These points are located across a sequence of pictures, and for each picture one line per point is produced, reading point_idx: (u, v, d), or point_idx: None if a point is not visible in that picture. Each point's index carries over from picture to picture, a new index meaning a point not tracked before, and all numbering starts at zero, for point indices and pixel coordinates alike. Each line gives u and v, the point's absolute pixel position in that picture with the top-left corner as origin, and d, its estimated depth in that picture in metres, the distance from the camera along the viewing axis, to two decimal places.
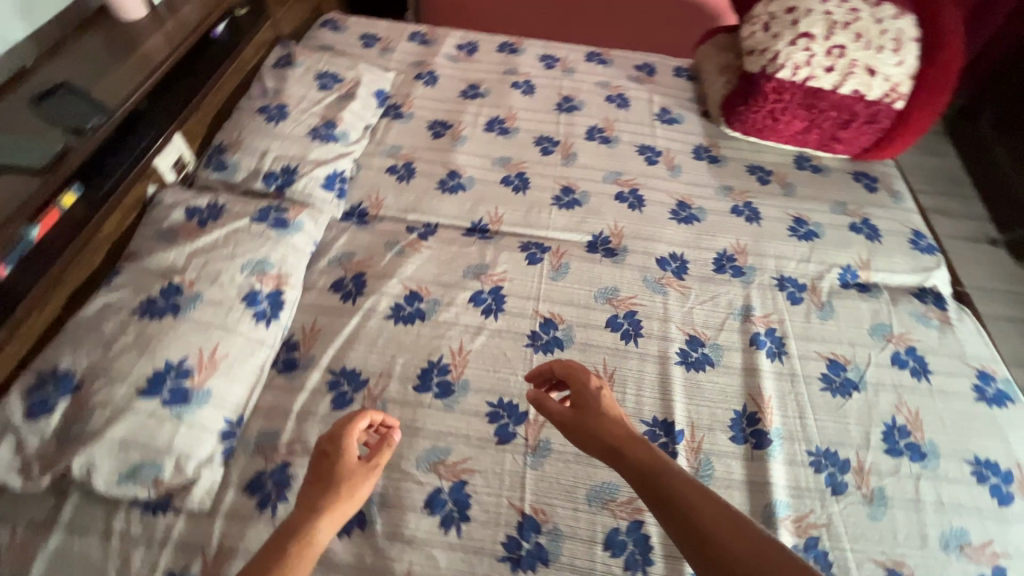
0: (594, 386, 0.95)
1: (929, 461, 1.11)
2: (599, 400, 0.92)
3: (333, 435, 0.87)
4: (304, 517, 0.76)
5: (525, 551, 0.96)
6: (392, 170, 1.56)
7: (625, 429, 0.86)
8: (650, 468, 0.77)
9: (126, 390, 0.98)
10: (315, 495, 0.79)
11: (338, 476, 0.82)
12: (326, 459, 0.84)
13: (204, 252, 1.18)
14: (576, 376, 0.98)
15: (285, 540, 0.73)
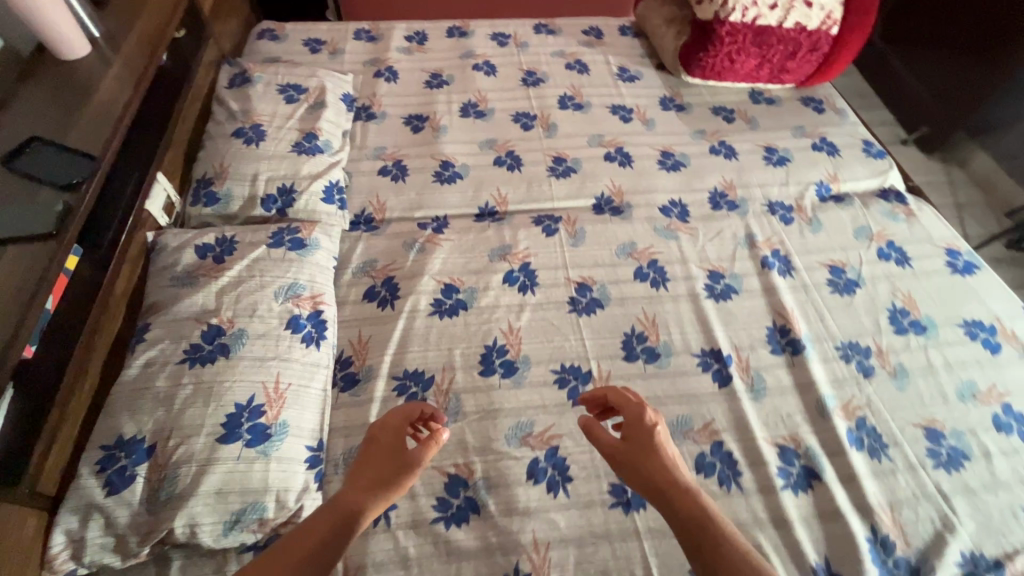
0: (651, 424, 0.89)
1: (931, 332, 1.29)
2: (657, 440, 0.87)
3: (383, 423, 0.90)
4: (348, 493, 0.79)
5: (630, 493, 1.04)
6: (384, 171, 1.54)
7: (682, 477, 0.83)
8: (704, 528, 0.76)
9: (204, 440, 0.94)
10: (361, 474, 0.82)
11: (384, 459, 0.84)
12: (374, 444, 0.87)
13: (233, 288, 1.13)
14: (633, 412, 0.91)
15: (329, 510, 0.76)
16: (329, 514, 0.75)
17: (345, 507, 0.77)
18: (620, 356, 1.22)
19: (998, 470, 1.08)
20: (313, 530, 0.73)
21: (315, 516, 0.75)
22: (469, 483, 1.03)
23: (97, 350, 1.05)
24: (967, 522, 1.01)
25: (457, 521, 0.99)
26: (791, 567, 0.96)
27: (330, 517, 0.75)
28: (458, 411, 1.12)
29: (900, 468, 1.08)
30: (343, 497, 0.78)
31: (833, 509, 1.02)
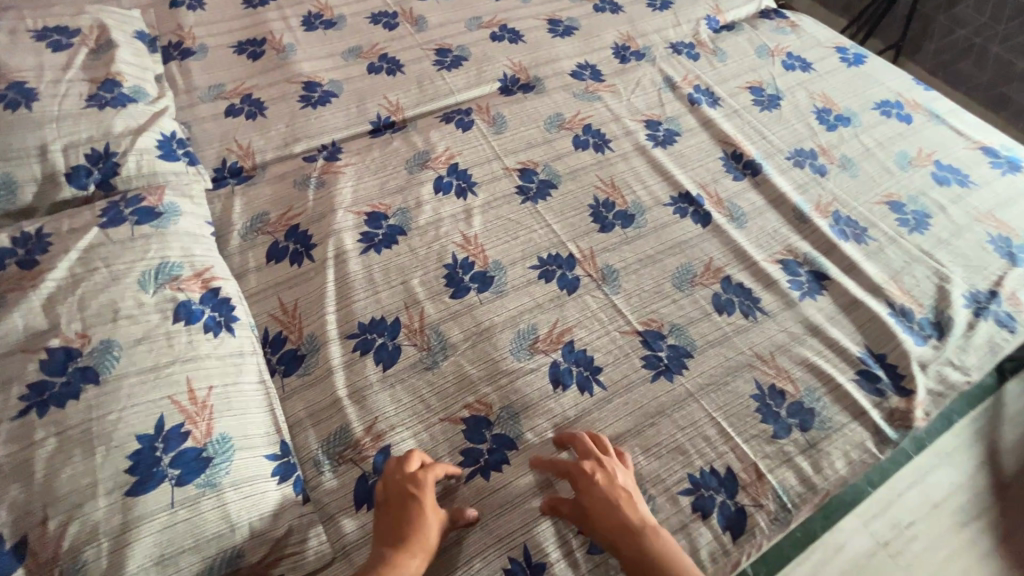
0: (592, 476, 0.75)
1: (855, 121, 1.31)
2: (604, 491, 0.74)
3: (421, 476, 0.74)
4: (398, 555, 0.67)
5: (666, 358, 0.92)
6: (234, 111, 1.19)
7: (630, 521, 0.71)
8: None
9: (107, 502, 0.62)
10: (405, 532, 0.69)
11: (428, 520, 0.71)
12: (415, 498, 0.72)
13: (70, 292, 0.77)
14: (570, 466, 0.76)
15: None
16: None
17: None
18: (595, 229, 1.07)
19: (955, 217, 1.13)
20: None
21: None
22: (491, 419, 0.86)
23: None
24: (955, 268, 1.04)
25: (496, 466, 0.81)
26: (844, 364, 0.91)
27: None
28: (445, 345, 0.92)
29: (885, 244, 1.08)
30: (395, 561, 0.67)
31: (853, 299, 0.99)
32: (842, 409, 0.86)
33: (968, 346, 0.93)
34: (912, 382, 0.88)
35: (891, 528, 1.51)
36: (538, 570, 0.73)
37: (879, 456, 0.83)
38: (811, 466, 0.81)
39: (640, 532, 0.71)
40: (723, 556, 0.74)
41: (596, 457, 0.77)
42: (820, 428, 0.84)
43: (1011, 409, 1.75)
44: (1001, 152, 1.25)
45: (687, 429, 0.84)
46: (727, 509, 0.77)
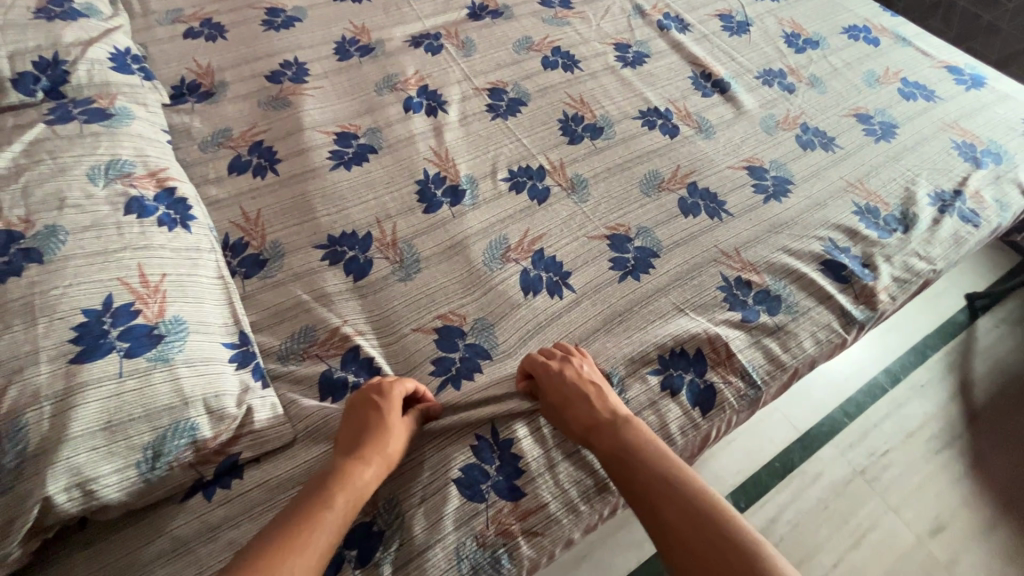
0: (561, 371, 0.71)
1: (823, 44, 1.31)
2: (572, 387, 0.70)
3: (388, 387, 0.69)
4: (352, 463, 0.62)
5: (634, 261, 0.89)
6: (192, 34, 1.15)
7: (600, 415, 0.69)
8: (640, 464, 0.63)
9: (50, 368, 0.59)
10: (363, 442, 0.64)
11: (391, 432, 0.66)
12: (376, 409, 0.67)
13: (13, 180, 0.74)
14: (538, 367, 0.73)
15: (336, 490, 0.59)
16: (338, 493, 0.59)
17: (352, 486, 0.60)
18: (565, 142, 1.05)
19: (921, 127, 1.14)
20: (326, 519, 0.56)
21: (322, 501, 0.57)
22: (464, 330, 0.80)
23: None
24: (921, 171, 1.05)
25: (467, 375, 0.76)
26: (809, 255, 0.90)
27: (339, 495, 0.59)
28: (418, 258, 0.86)
29: (853, 152, 1.08)
30: (348, 470, 0.61)
31: (820, 200, 0.99)
32: (808, 295, 0.85)
33: (933, 238, 0.94)
34: (877, 270, 0.89)
35: (867, 457, 1.52)
36: (506, 447, 0.71)
37: (845, 336, 0.83)
38: (779, 347, 0.80)
39: (610, 424, 0.68)
40: (692, 430, 0.74)
41: (565, 357, 0.74)
42: (789, 313, 0.83)
43: (982, 343, 1.78)
44: (966, 70, 1.26)
45: (670, 330, 0.80)
46: (696, 386, 0.76)
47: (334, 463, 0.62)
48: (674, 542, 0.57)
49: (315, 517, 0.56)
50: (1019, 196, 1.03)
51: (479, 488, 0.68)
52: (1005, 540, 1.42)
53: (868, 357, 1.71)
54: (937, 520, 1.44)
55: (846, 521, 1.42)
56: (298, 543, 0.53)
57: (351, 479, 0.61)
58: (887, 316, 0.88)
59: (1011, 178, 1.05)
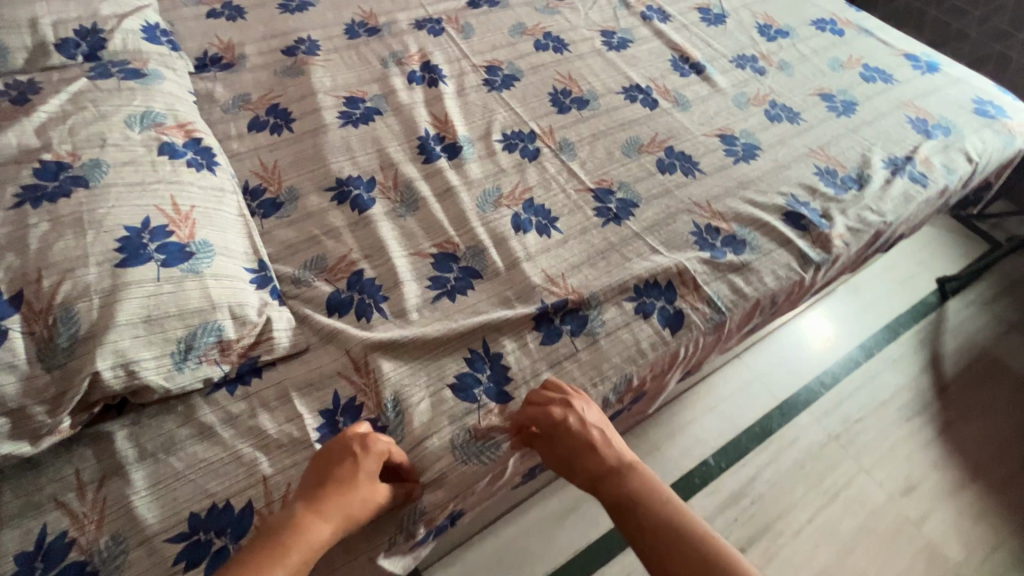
0: (560, 420, 0.71)
1: (792, 35, 1.43)
2: (577, 435, 0.71)
3: (371, 441, 0.64)
4: (311, 519, 0.57)
5: (615, 209, 0.98)
6: (215, 14, 1.25)
7: (608, 463, 0.69)
8: (654, 522, 0.62)
9: (98, 270, 0.68)
10: (329, 496, 0.59)
11: (361, 491, 0.61)
12: (353, 461, 0.62)
13: (60, 122, 0.83)
14: (539, 414, 0.72)
15: (291, 551, 0.54)
16: (290, 553, 0.54)
17: (307, 546, 0.56)
18: (554, 112, 1.16)
19: (879, 104, 1.25)
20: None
21: (274, 563, 0.53)
22: (457, 256, 0.89)
23: None
24: (877, 140, 1.16)
25: (461, 291, 0.85)
26: (771, 208, 1.00)
27: (293, 558, 0.54)
28: (417, 199, 0.95)
29: (816, 125, 1.19)
30: (305, 526, 0.56)
31: (783, 162, 1.09)
32: (770, 239, 0.95)
33: (885, 195, 1.04)
34: (832, 220, 0.99)
35: (841, 423, 1.61)
36: (496, 360, 0.80)
37: (802, 275, 0.93)
38: (742, 280, 0.90)
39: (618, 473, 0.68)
40: (662, 346, 0.83)
41: (566, 399, 0.73)
42: (751, 254, 0.93)
43: (952, 322, 1.87)
44: (922, 58, 1.38)
45: (646, 264, 0.89)
46: (666, 311, 0.85)
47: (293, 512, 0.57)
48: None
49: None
50: (965, 163, 1.14)
51: (473, 392, 0.77)
52: (971, 501, 1.50)
53: (843, 334, 1.80)
54: (907, 481, 1.52)
55: (821, 481, 1.50)
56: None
57: (307, 537, 0.56)
58: (841, 262, 0.98)
59: (958, 147, 1.16)
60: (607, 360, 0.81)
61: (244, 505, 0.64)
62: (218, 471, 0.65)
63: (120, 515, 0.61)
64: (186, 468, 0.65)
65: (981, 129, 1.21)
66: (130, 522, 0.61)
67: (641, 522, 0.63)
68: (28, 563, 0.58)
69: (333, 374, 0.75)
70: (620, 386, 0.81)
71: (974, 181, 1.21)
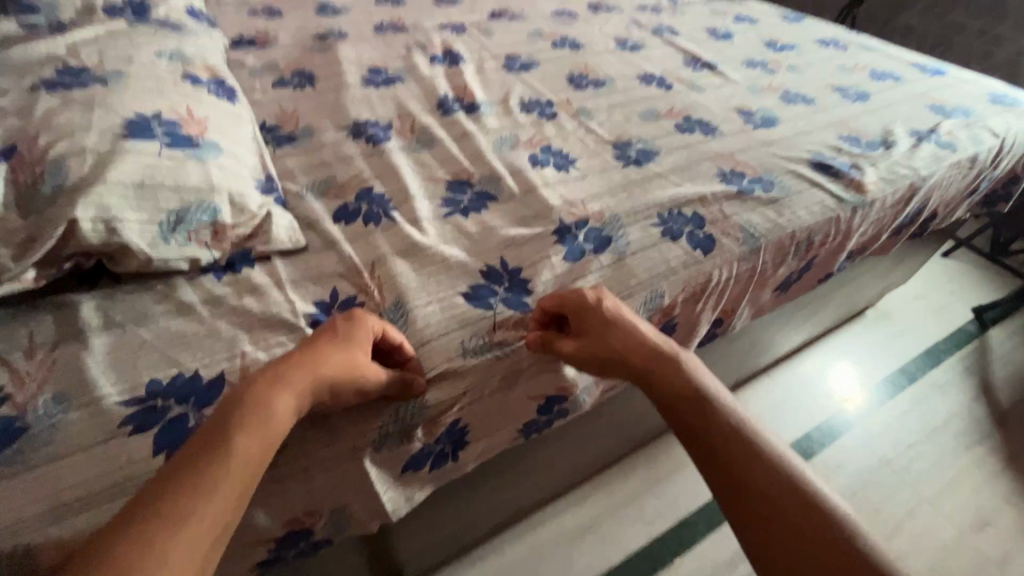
0: (597, 301, 0.63)
1: (798, 48, 1.49)
2: (619, 316, 0.62)
3: (352, 314, 0.56)
4: (266, 389, 0.47)
5: (635, 156, 0.96)
6: (255, 12, 1.34)
7: (657, 344, 0.59)
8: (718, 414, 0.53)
9: (99, 137, 0.65)
10: (298, 368, 0.49)
11: (335, 358, 0.51)
12: (326, 333, 0.54)
13: (92, 43, 0.86)
14: (573, 295, 0.63)
15: (242, 428, 0.44)
16: (237, 427, 0.44)
17: (259, 420, 0.45)
18: (571, 89, 1.18)
19: (893, 95, 1.26)
20: (220, 468, 0.41)
21: (218, 443, 0.42)
22: (472, 182, 0.85)
23: None
24: (896, 118, 1.15)
25: (475, 210, 0.80)
26: (798, 159, 0.97)
27: (243, 432, 0.44)
28: (434, 140, 0.94)
29: (832, 107, 1.19)
30: (258, 395, 0.46)
31: (804, 130, 1.08)
32: (800, 181, 0.91)
33: (913, 155, 1.02)
34: (863, 170, 0.95)
35: (891, 448, 1.44)
36: (515, 274, 0.71)
37: (839, 212, 0.88)
38: (775, 213, 0.84)
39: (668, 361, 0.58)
40: (694, 266, 0.76)
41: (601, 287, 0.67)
42: (783, 191, 0.88)
43: (998, 351, 1.74)
44: (928, 66, 1.43)
45: (671, 195, 0.84)
46: (696, 236, 0.79)
47: (248, 384, 0.47)
48: (749, 514, 0.47)
49: (203, 466, 0.41)
50: (992, 137, 1.12)
51: (488, 300, 0.67)
52: None
53: (880, 357, 1.68)
54: (978, 515, 1.31)
55: (877, 510, 1.30)
56: (178, 492, 0.39)
57: (266, 414, 0.46)
58: (879, 209, 0.94)
59: (982, 125, 1.14)
60: (635, 274, 0.73)
61: (214, 376, 0.55)
62: (190, 343, 0.57)
63: (68, 376, 0.52)
64: (153, 338, 0.57)
65: (1002, 114, 1.20)
66: (78, 383, 0.52)
67: (703, 411, 0.53)
68: None
69: (332, 272, 0.68)
70: (652, 302, 0.73)
71: (1003, 164, 1.18)
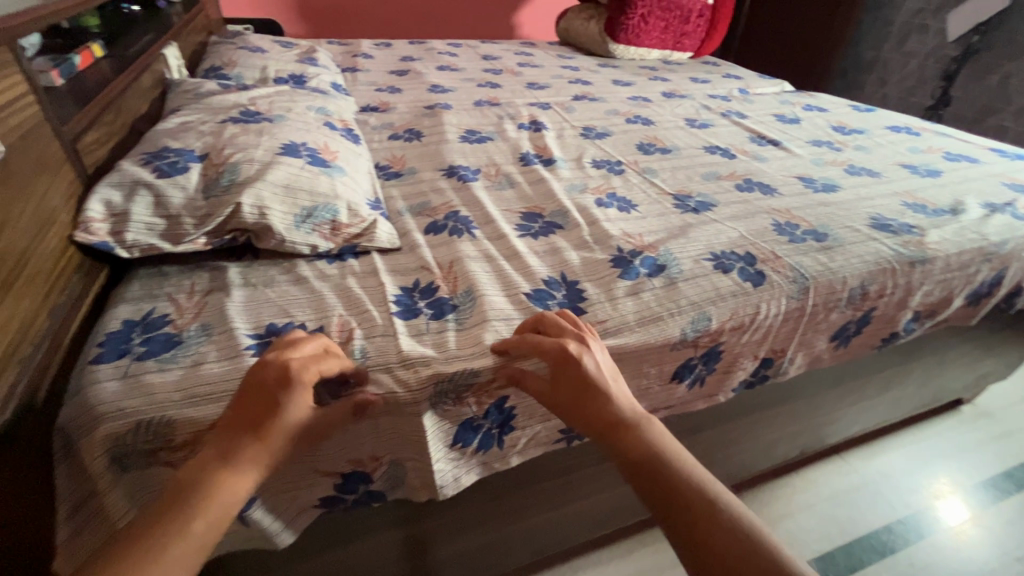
0: (575, 357, 0.61)
1: (867, 132, 1.56)
2: (588, 378, 0.60)
3: (295, 370, 0.53)
4: (220, 472, 0.47)
5: (694, 205, 1.05)
6: (381, 89, 1.66)
7: (621, 414, 0.57)
8: (680, 486, 0.50)
9: (264, 152, 0.86)
10: (241, 442, 0.49)
11: (284, 425, 0.51)
12: (273, 398, 0.51)
13: (265, 97, 1.13)
14: (547, 346, 0.62)
15: (193, 514, 0.44)
16: (195, 512, 0.44)
17: (213, 501, 0.45)
18: (640, 153, 1.32)
19: (966, 173, 1.28)
20: (168, 559, 0.42)
21: (167, 531, 0.43)
22: (543, 214, 0.98)
23: (130, 112, 0.97)
24: (968, 192, 1.16)
25: (544, 233, 0.92)
26: (856, 218, 1.01)
27: (199, 516, 0.44)
28: (514, 182, 1.10)
29: (898, 179, 1.23)
30: (212, 480, 0.46)
31: (866, 196, 1.12)
32: (856, 235, 0.95)
33: (983, 223, 1.02)
34: (924, 232, 0.97)
35: (992, 557, 1.25)
36: (573, 284, 0.80)
37: (896, 264, 0.90)
38: (827, 258, 0.89)
39: (633, 429, 0.56)
40: (742, 296, 0.81)
41: (579, 337, 0.64)
42: (836, 241, 0.93)
43: None
44: (1010, 151, 1.43)
45: (723, 238, 0.92)
46: (747, 270, 0.85)
47: (199, 466, 0.47)
48: None
49: (159, 549, 0.42)
50: None
51: (546, 302, 0.76)
52: None
53: (978, 455, 1.50)
54: None
55: None
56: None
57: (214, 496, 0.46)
58: (943, 267, 0.94)
59: None
60: (683, 296, 0.79)
61: (316, 327, 0.68)
62: (304, 304, 0.71)
63: (214, 312, 0.68)
64: (275, 297, 0.72)
65: None
66: (220, 318, 0.67)
67: (666, 485, 0.51)
68: (131, 327, 0.65)
69: (419, 267, 0.81)
70: (697, 323, 0.78)
71: None
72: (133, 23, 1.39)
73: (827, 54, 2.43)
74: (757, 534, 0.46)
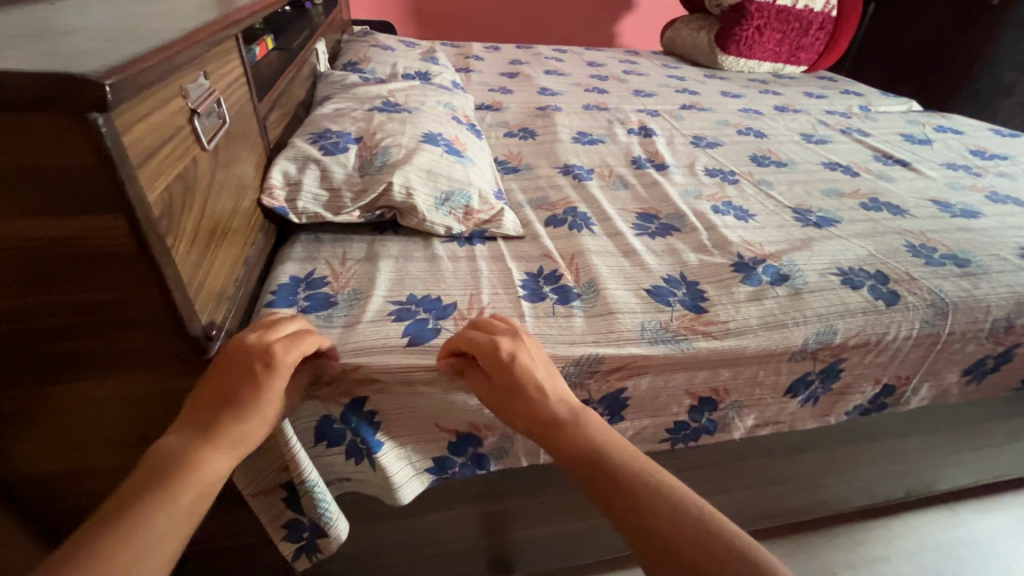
0: (506, 355, 0.61)
1: (1012, 158, 1.43)
2: (524, 374, 0.61)
3: (278, 354, 0.56)
4: (204, 449, 0.50)
5: (815, 219, 1.02)
6: (493, 89, 1.74)
7: (560, 408, 0.60)
8: (615, 468, 0.55)
9: (409, 138, 0.94)
10: (223, 421, 0.52)
11: (264, 408, 0.55)
12: (253, 380, 0.54)
13: (401, 90, 1.23)
14: (477, 344, 0.62)
15: (181, 486, 0.47)
16: (184, 485, 0.47)
17: (198, 475, 0.49)
18: (754, 164, 1.30)
19: None
20: (159, 525, 0.45)
21: (159, 500, 0.46)
22: (659, 216, 0.99)
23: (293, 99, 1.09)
24: None
25: (661, 234, 0.94)
26: (1002, 247, 0.94)
27: (185, 488, 0.47)
28: (627, 183, 1.12)
29: None
30: (198, 456, 0.49)
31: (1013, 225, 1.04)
32: (1003, 264, 0.88)
33: None
34: None
35: None
36: (693, 285, 0.81)
37: None
38: (969, 285, 0.83)
39: (571, 422, 0.59)
40: (873, 313, 0.78)
41: (513, 333, 0.64)
42: (980, 269, 0.87)
43: None
44: None
45: (851, 255, 0.89)
46: (878, 289, 0.82)
47: (181, 444, 0.50)
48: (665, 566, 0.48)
49: (153, 516, 0.45)
50: None
51: (668, 300, 0.78)
52: None
53: None
54: None
55: None
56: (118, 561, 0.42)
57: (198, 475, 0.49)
58: None
59: None
60: (808, 307, 0.78)
61: (451, 302, 0.74)
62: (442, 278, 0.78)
63: (366, 277, 0.76)
64: (416, 269, 0.79)
65: None
66: (371, 283, 0.75)
67: (607, 468, 0.55)
68: (298, 283, 0.74)
69: (542, 255, 0.86)
70: (822, 336, 0.76)
71: None
72: (287, 21, 1.56)
73: (964, 74, 2.24)
74: (684, 500, 0.51)
